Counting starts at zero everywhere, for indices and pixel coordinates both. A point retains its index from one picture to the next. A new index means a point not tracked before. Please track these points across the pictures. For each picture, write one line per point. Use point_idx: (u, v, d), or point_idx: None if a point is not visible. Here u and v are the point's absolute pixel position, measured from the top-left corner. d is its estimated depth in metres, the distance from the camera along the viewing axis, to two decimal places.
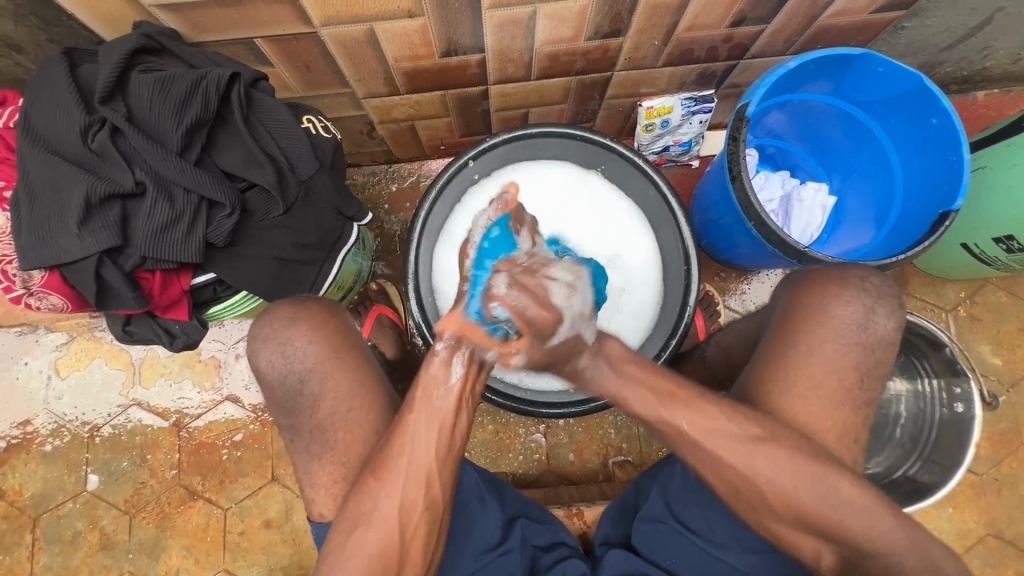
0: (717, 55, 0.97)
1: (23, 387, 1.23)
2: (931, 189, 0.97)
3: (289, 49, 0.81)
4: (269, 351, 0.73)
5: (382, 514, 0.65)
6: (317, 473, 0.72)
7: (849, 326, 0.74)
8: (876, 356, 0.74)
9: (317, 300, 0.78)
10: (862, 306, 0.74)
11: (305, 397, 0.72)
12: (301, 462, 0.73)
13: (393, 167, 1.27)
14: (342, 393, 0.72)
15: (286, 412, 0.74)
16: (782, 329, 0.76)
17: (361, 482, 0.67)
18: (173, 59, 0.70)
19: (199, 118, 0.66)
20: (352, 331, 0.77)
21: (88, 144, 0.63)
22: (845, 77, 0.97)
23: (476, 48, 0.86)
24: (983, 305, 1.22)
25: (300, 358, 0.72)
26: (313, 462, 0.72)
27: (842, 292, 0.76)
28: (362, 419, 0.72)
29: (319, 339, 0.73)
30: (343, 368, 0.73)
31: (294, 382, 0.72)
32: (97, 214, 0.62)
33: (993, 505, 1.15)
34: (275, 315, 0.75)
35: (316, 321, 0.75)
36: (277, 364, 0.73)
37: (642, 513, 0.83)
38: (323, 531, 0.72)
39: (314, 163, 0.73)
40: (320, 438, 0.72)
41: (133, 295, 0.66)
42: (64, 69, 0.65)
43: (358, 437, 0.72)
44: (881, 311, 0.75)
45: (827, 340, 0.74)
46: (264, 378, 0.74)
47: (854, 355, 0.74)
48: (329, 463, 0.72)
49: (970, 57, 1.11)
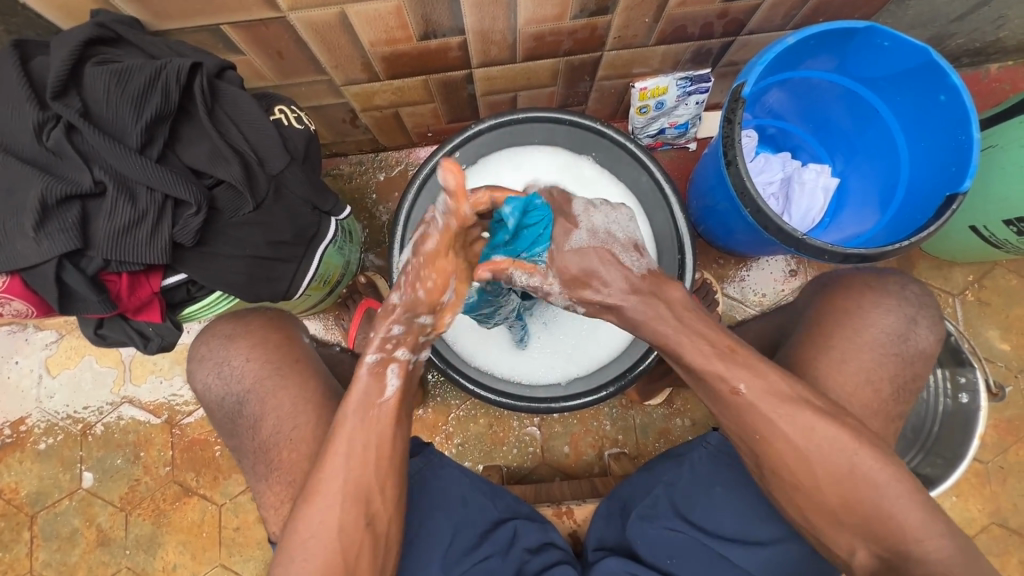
0: (712, 32, 0.91)
1: (14, 386, 1.23)
2: (938, 170, 0.92)
3: (258, 35, 0.77)
4: (206, 372, 0.79)
5: (345, 525, 0.64)
6: (266, 492, 0.75)
7: (887, 336, 0.76)
8: (915, 369, 0.76)
9: (257, 314, 0.84)
10: (903, 316, 0.77)
11: (245, 417, 0.78)
12: (252, 480, 0.77)
13: (380, 155, 1.23)
14: (284, 410, 0.76)
15: (228, 432, 0.79)
16: (815, 333, 0.78)
17: (323, 492, 0.65)
18: (132, 49, 0.67)
19: (159, 112, 0.63)
20: (295, 346, 0.82)
21: (43, 142, 0.60)
22: (848, 52, 0.92)
23: (456, 30, 0.82)
24: (992, 289, 1.17)
25: (237, 378, 0.78)
26: (260, 481, 0.76)
27: (879, 298, 0.78)
28: (307, 435, 0.74)
29: (256, 357, 0.79)
30: (283, 384, 0.77)
31: (233, 402, 0.78)
32: (55, 216, 0.59)
33: (998, 493, 1.13)
34: (215, 334, 0.81)
35: (252, 342, 0.80)
36: (215, 385, 0.79)
37: (641, 512, 0.81)
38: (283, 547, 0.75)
39: (285, 157, 0.70)
40: (264, 458, 0.76)
41: (99, 299, 0.64)
42: (15, 62, 0.62)
43: (303, 456, 0.73)
44: (923, 321, 0.77)
45: (863, 350, 0.75)
46: (206, 400, 0.80)
47: (893, 366, 0.75)
48: (275, 482, 0.74)
49: (983, 28, 1.05)
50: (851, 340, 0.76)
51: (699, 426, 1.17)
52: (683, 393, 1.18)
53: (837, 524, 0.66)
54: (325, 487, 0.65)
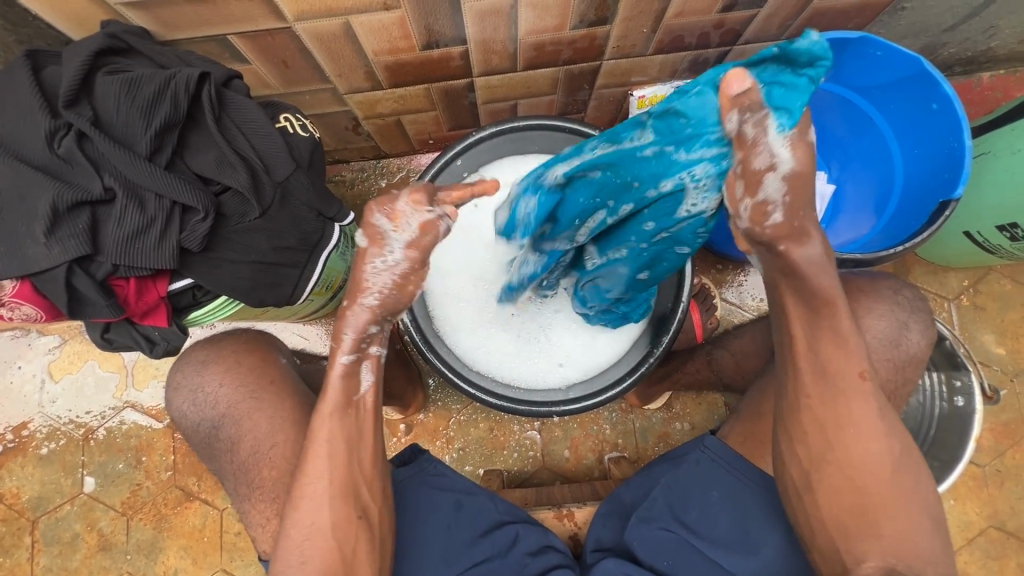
0: (709, 42, 0.93)
1: (17, 391, 1.23)
2: (932, 177, 0.94)
3: (264, 45, 0.78)
4: (182, 400, 0.82)
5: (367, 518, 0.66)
6: (251, 511, 0.77)
7: (880, 340, 0.78)
8: (906, 373, 0.79)
9: (231, 339, 0.86)
10: (895, 320, 0.79)
11: (222, 440, 0.80)
12: (237, 500, 0.79)
13: (382, 162, 1.25)
14: (260, 431, 0.78)
15: (209, 456, 0.82)
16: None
17: (327, 494, 0.67)
18: (141, 59, 0.68)
19: (169, 120, 0.64)
20: (271, 367, 0.83)
21: (54, 149, 0.62)
22: (843, 61, 0.94)
23: (458, 39, 0.84)
24: (987, 293, 1.19)
25: (211, 404, 0.80)
26: (245, 501, 0.78)
27: (874, 304, 0.80)
28: (284, 453, 0.76)
29: (229, 381, 0.81)
30: (257, 407, 0.79)
31: (209, 427, 0.80)
32: (66, 222, 0.60)
33: (996, 496, 1.14)
34: (191, 361, 0.84)
35: (225, 366, 0.82)
36: (190, 412, 0.81)
37: (640, 514, 0.81)
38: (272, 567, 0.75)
39: (291, 164, 0.71)
40: (244, 479, 0.78)
41: (107, 303, 0.65)
42: (27, 72, 0.63)
43: (284, 472, 0.76)
44: (914, 325, 0.79)
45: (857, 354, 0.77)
46: (185, 426, 0.82)
47: (884, 370, 0.77)
48: (258, 501, 0.76)
49: (974, 38, 1.07)
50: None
51: (698, 430, 1.18)
52: (682, 397, 1.19)
53: (837, 526, 0.66)
54: (330, 487, 0.66)
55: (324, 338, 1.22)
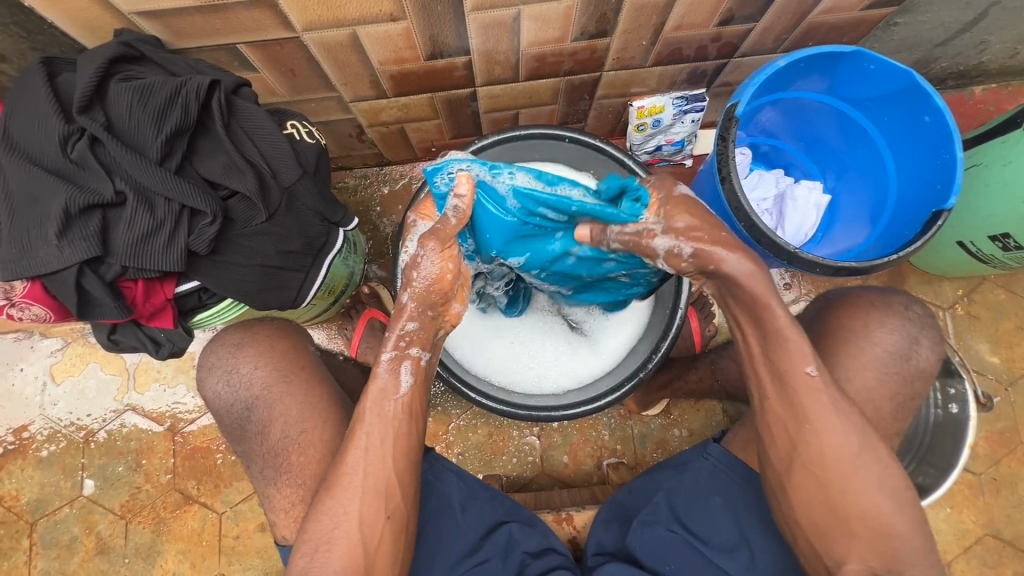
0: (706, 55, 0.96)
1: (19, 394, 1.24)
2: (925, 188, 0.96)
3: (273, 55, 0.80)
4: (215, 380, 0.80)
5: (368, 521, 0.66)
6: (276, 496, 0.77)
7: (888, 354, 0.79)
8: (916, 387, 0.80)
9: (264, 324, 0.85)
10: (906, 334, 0.80)
11: (253, 422, 0.79)
12: (260, 486, 0.78)
13: (385, 169, 1.27)
14: (291, 416, 0.77)
15: (238, 438, 0.80)
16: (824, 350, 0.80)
17: (319, 499, 0.68)
18: (153, 66, 0.70)
19: (179, 126, 0.66)
20: (300, 353, 0.83)
21: (67, 153, 0.63)
22: (837, 74, 0.96)
23: (462, 50, 0.86)
24: (981, 303, 1.20)
25: (245, 385, 0.79)
26: (269, 485, 0.78)
27: (885, 319, 0.81)
28: (314, 439, 0.76)
29: (263, 364, 0.80)
30: (289, 391, 0.79)
31: (242, 408, 0.79)
32: (77, 224, 0.62)
33: (992, 505, 1.14)
34: (223, 343, 0.82)
35: (262, 348, 0.82)
36: (223, 392, 0.79)
37: (642, 518, 0.82)
38: (288, 554, 0.76)
39: (297, 170, 0.73)
40: (273, 463, 0.77)
41: (116, 305, 0.66)
42: (42, 78, 0.65)
43: (314, 459, 0.75)
44: (925, 341, 0.80)
45: (866, 367, 0.79)
46: (213, 407, 0.80)
47: (893, 384, 0.79)
48: (285, 486, 0.76)
49: (965, 53, 1.09)
50: (859, 358, 0.79)
51: (695, 437, 1.19)
52: (681, 403, 1.20)
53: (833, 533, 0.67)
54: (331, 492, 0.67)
55: (326, 341, 1.23)
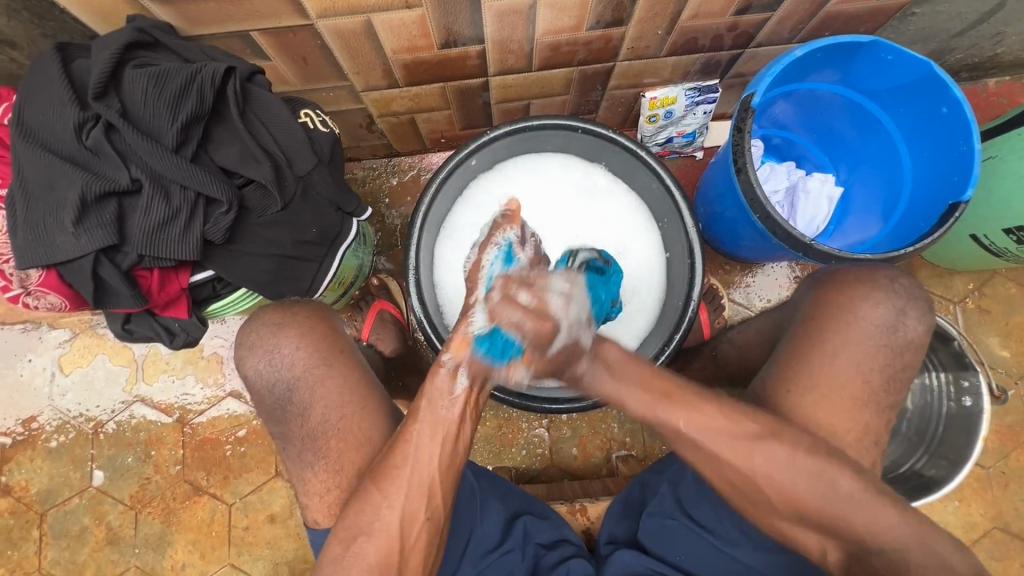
0: (721, 44, 0.95)
1: (27, 384, 1.24)
2: (941, 180, 0.95)
3: (286, 42, 0.80)
4: (256, 358, 0.76)
5: (390, 512, 0.66)
6: (311, 479, 0.74)
7: (875, 328, 0.75)
8: (904, 358, 0.75)
9: (303, 304, 0.80)
10: (892, 307, 0.75)
11: (294, 404, 0.75)
12: (295, 469, 0.75)
13: (393, 160, 1.26)
14: (332, 400, 0.75)
15: (277, 419, 0.76)
16: (809, 330, 0.77)
17: (363, 489, 0.68)
18: (167, 53, 0.69)
19: (194, 113, 0.65)
20: (340, 337, 0.79)
21: (82, 140, 0.62)
22: (853, 65, 0.96)
23: (476, 39, 0.85)
24: (992, 296, 1.20)
25: (286, 366, 0.75)
26: (306, 469, 0.75)
27: (870, 292, 0.76)
28: (354, 426, 0.74)
29: (306, 345, 0.76)
30: (331, 374, 0.76)
31: (283, 389, 0.75)
32: (93, 212, 0.61)
33: (1000, 498, 1.14)
34: (263, 321, 0.78)
35: (303, 328, 0.77)
36: (265, 371, 0.76)
37: (649, 509, 0.82)
38: (320, 537, 0.74)
39: (313, 158, 0.72)
40: (312, 446, 0.74)
41: (131, 294, 0.66)
42: (56, 64, 0.64)
43: (352, 446, 0.74)
44: (912, 313, 0.75)
45: (854, 342, 0.74)
46: (253, 386, 0.77)
47: (881, 357, 0.74)
48: (322, 471, 0.74)
49: (981, 44, 1.08)
50: (849, 335, 0.75)
51: None
52: None
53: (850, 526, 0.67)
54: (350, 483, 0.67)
55: None
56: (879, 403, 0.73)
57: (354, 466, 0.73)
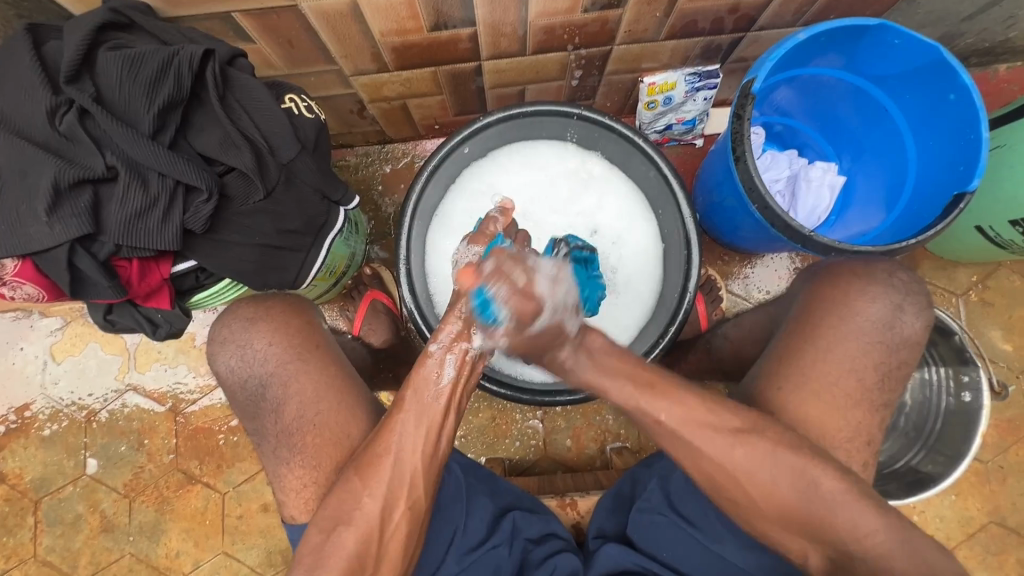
0: (722, 27, 0.91)
1: (20, 372, 1.23)
2: (947, 170, 0.92)
3: (270, 25, 0.77)
4: (228, 355, 0.76)
5: (367, 510, 0.64)
6: (287, 476, 0.73)
7: (872, 324, 0.73)
8: (900, 356, 0.73)
9: (276, 299, 0.81)
10: (888, 303, 0.74)
11: (267, 400, 0.75)
12: (270, 465, 0.75)
13: (387, 147, 1.23)
14: (307, 395, 0.74)
15: (250, 416, 0.76)
16: (804, 323, 0.75)
17: (343, 479, 0.67)
18: (144, 35, 0.67)
19: (172, 98, 0.63)
20: (316, 330, 0.79)
21: (55, 126, 0.60)
22: (858, 50, 0.92)
23: (467, 21, 0.82)
24: (996, 289, 1.18)
25: (260, 362, 0.75)
26: (281, 466, 0.74)
27: (866, 287, 0.75)
28: (332, 422, 0.74)
29: (278, 341, 0.76)
30: (305, 369, 0.75)
31: (256, 385, 0.75)
32: (67, 200, 0.59)
33: (998, 492, 1.13)
34: (235, 317, 0.78)
35: (277, 323, 0.77)
36: (237, 368, 0.75)
37: (639, 505, 0.81)
38: (296, 534, 0.73)
39: (296, 145, 0.70)
40: (287, 443, 0.74)
41: (109, 284, 0.64)
42: (28, 46, 0.62)
43: (331, 440, 0.73)
44: (909, 309, 0.74)
45: (847, 338, 0.73)
46: (225, 382, 0.77)
47: (876, 353, 0.73)
48: (298, 467, 0.73)
49: (992, 29, 1.04)
50: (844, 332, 0.73)
51: None
52: None
53: None
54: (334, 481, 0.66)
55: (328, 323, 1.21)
56: (871, 402, 0.72)
57: (333, 460, 0.72)
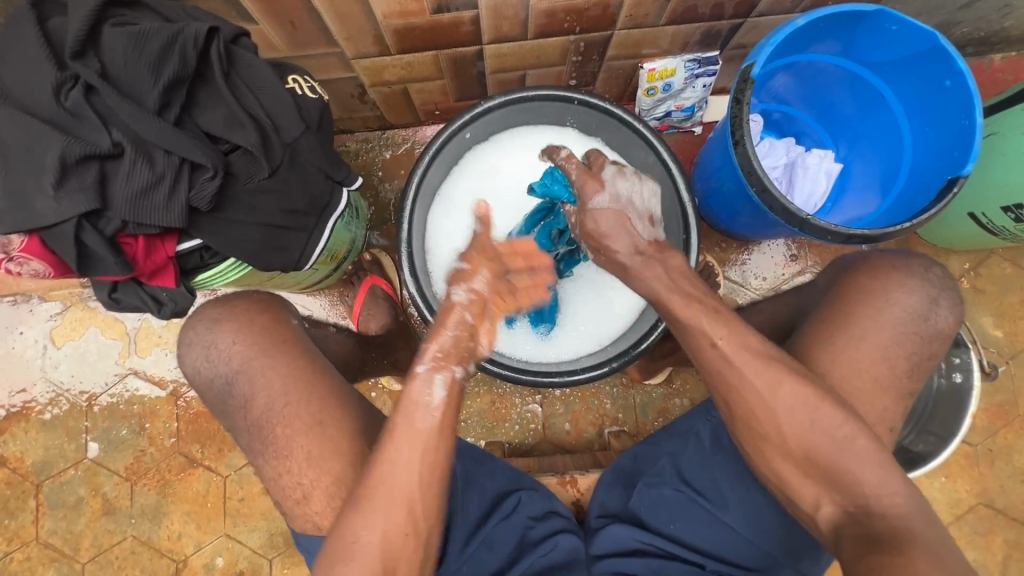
0: (722, 13, 0.92)
1: (19, 357, 1.23)
2: (941, 155, 0.94)
3: (273, 5, 0.77)
4: (195, 356, 0.79)
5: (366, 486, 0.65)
6: (263, 468, 0.75)
7: (908, 314, 0.75)
8: (931, 348, 0.75)
9: (244, 299, 0.83)
10: (925, 295, 0.76)
11: (235, 397, 0.76)
12: (249, 458, 0.76)
13: (387, 133, 1.24)
14: (275, 389, 0.75)
15: (222, 413, 0.78)
16: (833, 313, 0.76)
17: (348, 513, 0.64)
18: (148, 12, 0.67)
19: (177, 76, 0.63)
20: (281, 326, 0.80)
21: (61, 102, 0.60)
22: (856, 36, 0.93)
23: (470, 4, 0.82)
24: (988, 276, 1.20)
25: (224, 360, 0.77)
26: (257, 459, 0.76)
27: (872, 273, 0.77)
28: (300, 412, 0.74)
29: (241, 339, 0.78)
30: (270, 365, 0.76)
31: (223, 383, 0.77)
32: (74, 175, 0.60)
33: (986, 474, 1.16)
34: (202, 318, 0.80)
35: (240, 322, 0.79)
36: (203, 368, 0.78)
37: (646, 479, 0.83)
38: (293, 513, 0.75)
39: (300, 125, 0.70)
40: (259, 436, 0.75)
41: (115, 261, 0.65)
42: (32, 22, 0.62)
43: (301, 431, 0.73)
44: (944, 303, 0.76)
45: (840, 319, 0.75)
46: (196, 383, 0.80)
47: (910, 344, 0.74)
48: (274, 459, 0.74)
49: (988, 18, 1.06)
50: (873, 318, 0.74)
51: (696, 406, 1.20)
52: (683, 373, 1.20)
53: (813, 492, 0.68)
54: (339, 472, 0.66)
55: (328, 308, 1.23)
56: (874, 385, 0.73)
57: (329, 445, 0.73)
